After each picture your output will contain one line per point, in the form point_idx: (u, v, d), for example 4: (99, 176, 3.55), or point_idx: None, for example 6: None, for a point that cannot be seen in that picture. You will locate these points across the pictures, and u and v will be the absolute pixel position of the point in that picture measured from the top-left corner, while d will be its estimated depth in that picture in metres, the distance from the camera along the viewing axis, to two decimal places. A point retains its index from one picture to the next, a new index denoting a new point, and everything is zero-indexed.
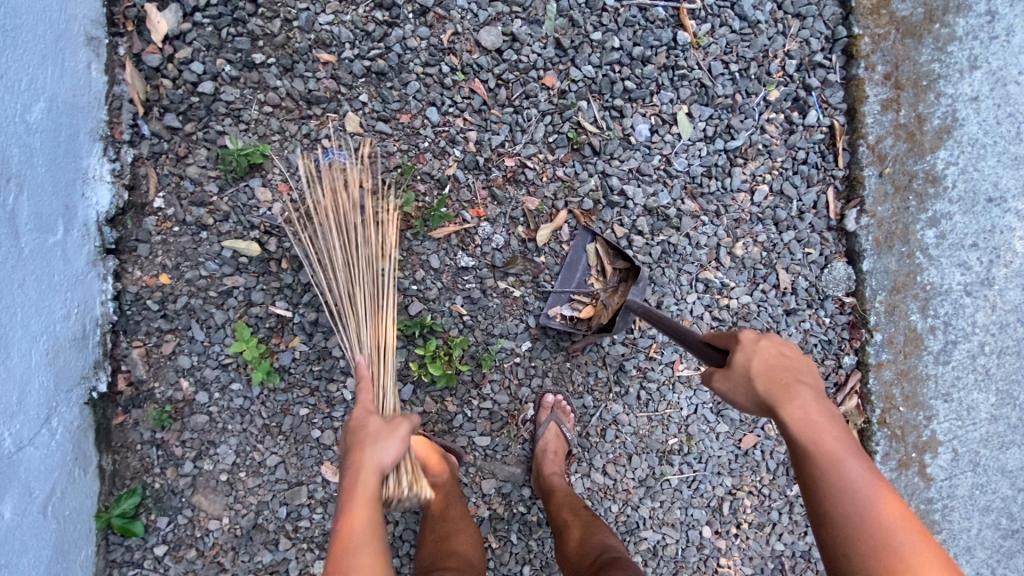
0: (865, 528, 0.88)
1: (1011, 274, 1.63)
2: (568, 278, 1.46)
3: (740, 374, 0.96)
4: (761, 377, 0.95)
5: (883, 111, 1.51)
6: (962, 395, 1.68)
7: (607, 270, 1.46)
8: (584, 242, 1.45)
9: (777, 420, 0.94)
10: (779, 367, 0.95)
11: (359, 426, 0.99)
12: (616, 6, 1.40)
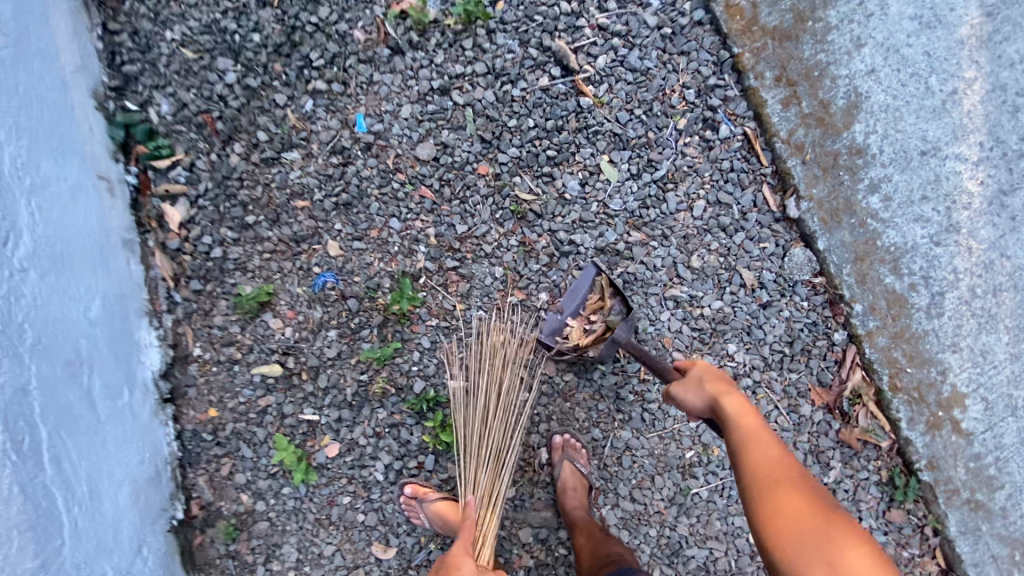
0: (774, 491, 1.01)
1: (977, 212, 1.65)
2: (569, 302, 1.61)
3: (692, 381, 1.23)
4: (707, 383, 1.22)
5: (786, 108, 1.65)
6: (971, 342, 1.67)
7: (605, 302, 1.59)
8: (589, 274, 1.60)
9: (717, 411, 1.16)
10: (721, 381, 1.22)
11: (456, 562, 1.27)
12: (522, 94, 1.64)
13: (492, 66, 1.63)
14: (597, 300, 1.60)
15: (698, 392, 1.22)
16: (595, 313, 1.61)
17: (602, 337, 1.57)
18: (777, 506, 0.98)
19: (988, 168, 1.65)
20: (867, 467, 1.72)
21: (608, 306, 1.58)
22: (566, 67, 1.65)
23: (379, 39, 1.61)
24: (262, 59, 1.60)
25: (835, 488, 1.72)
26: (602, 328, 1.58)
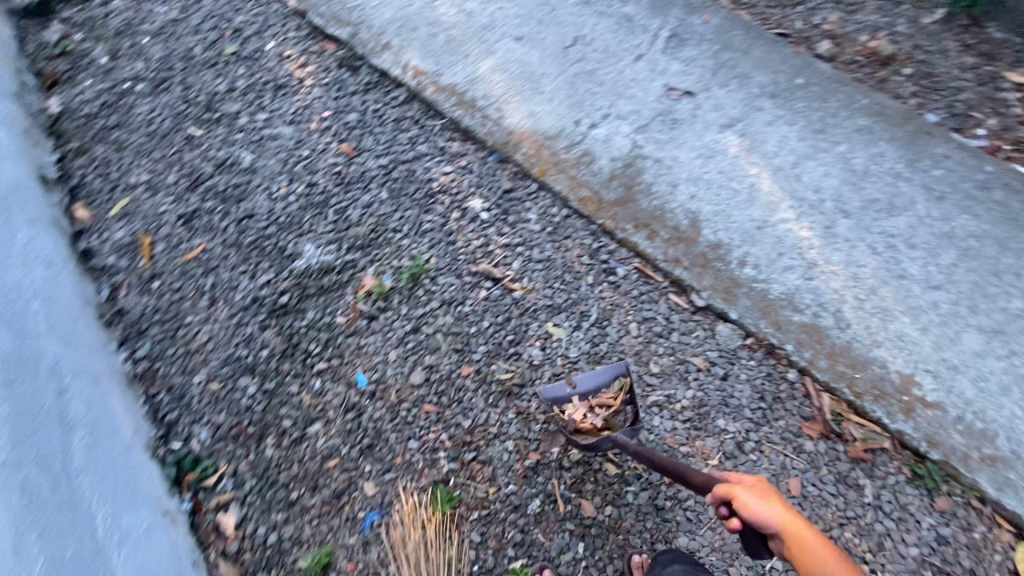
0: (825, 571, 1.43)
1: (820, 247, 2.20)
2: (586, 384, 1.92)
3: (759, 502, 1.46)
4: (772, 504, 1.47)
5: (652, 240, 2.25)
6: (885, 333, 2.05)
7: (613, 403, 1.90)
8: (615, 370, 1.91)
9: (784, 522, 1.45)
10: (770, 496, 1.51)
11: None
12: (471, 308, 2.14)
13: (442, 299, 2.15)
14: (608, 397, 1.90)
15: (768, 513, 1.45)
16: (601, 406, 1.89)
17: (599, 431, 1.86)
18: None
19: (807, 218, 2.26)
20: (890, 471, 1.91)
21: (618, 408, 1.88)
22: (495, 278, 2.20)
23: (355, 315, 2.12)
24: (273, 365, 2.03)
25: (879, 504, 1.87)
26: (601, 424, 1.87)
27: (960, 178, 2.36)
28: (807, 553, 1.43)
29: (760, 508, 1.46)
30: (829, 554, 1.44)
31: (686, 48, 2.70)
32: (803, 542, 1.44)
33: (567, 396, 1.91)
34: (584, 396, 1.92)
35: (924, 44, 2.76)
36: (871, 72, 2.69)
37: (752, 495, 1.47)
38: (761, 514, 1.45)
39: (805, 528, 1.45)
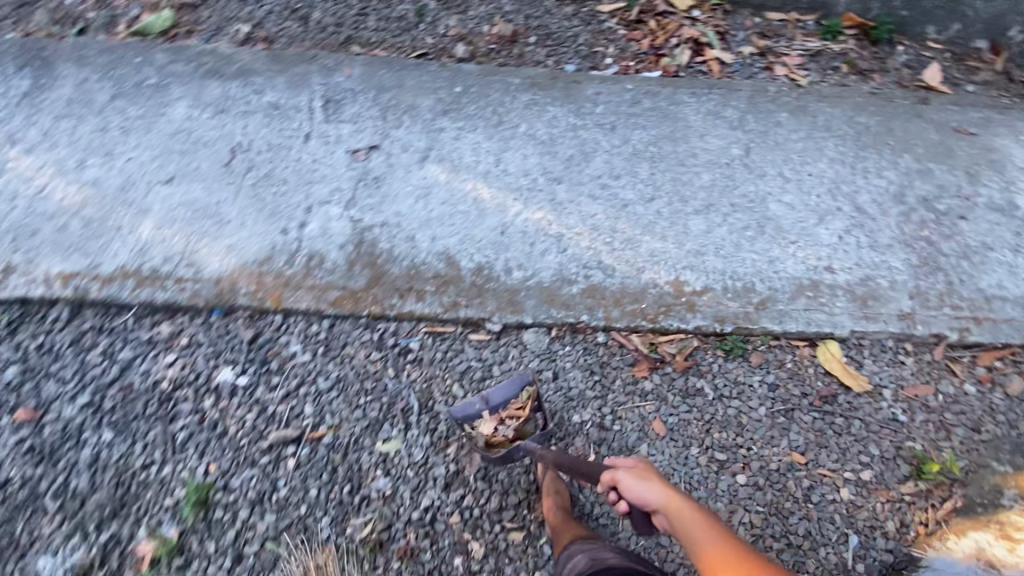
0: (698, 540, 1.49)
1: (557, 220, 2.38)
2: (495, 396, 1.95)
3: (637, 483, 1.58)
4: (648, 483, 1.58)
5: (423, 298, 2.15)
6: (641, 259, 2.30)
7: (524, 412, 1.96)
8: (522, 382, 1.97)
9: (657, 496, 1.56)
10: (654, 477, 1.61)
11: None
12: (288, 486, 1.82)
13: (251, 500, 1.79)
14: (518, 407, 1.96)
15: (643, 493, 1.57)
16: (512, 417, 1.94)
17: (510, 441, 1.91)
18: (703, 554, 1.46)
19: (534, 201, 2.43)
20: (711, 361, 2.14)
21: (527, 415, 1.95)
22: (294, 437, 1.89)
23: None
24: None
25: (720, 393, 2.08)
26: (513, 434, 1.92)
27: (615, 109, 2.73)
28: (684, 526, 1.51)
29: (637, 488, 1.58)
30: (706, 526, 1.50)
31: (346, 106, 2.64)
32: (679, 517, 1.52)
33: (478, 412, 1.93)
34: (494, 409, 1.95)
35: (530, 13, 3.11)
36: (508, 54, 2.96)
37: (629, 478, 1.60)
38: (638, 491, 1.57)
39: (679, 504, 1.53)
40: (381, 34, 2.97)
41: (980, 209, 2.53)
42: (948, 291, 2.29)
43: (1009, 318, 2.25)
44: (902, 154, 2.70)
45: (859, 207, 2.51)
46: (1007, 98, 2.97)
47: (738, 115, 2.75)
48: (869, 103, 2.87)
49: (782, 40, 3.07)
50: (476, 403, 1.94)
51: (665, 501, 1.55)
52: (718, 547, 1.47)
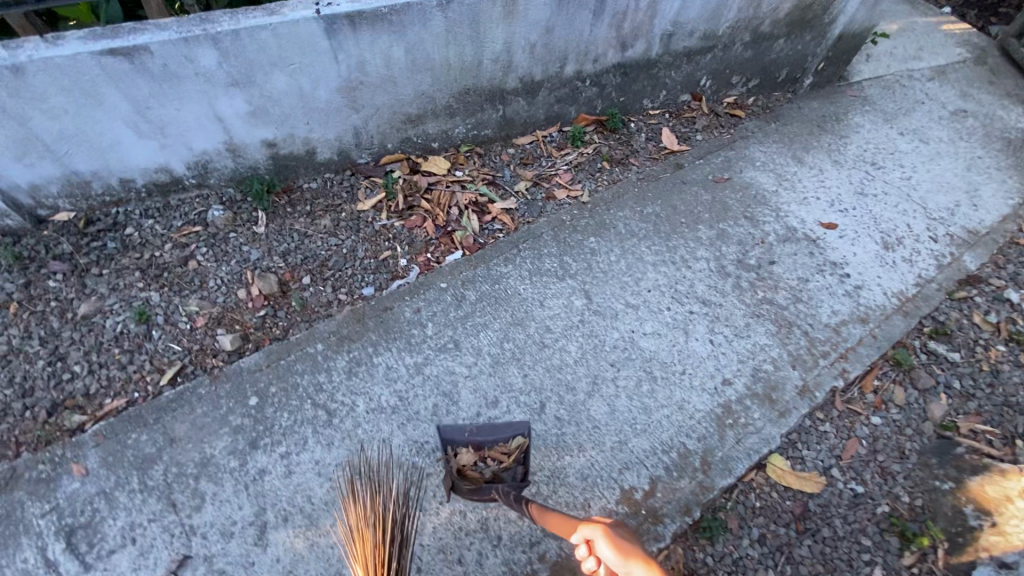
0: None
1: (467, 506, 1.92)
2: (484, 435, 1.97)
3: (615, 552, 1.25)
4: (632, 560, 1.22)
5: None
6: (577, 491, 1.99)
7: (507, 459, 1.93)
8: (518, 429, 1.97)
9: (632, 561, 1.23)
10: (635, 542, 1.28)
11: None
12: None
13: None
14: (505, 452, 1.96)
15: (625, 569, 1.22)
16: (495, 459, 1.93)
17: (482, 480, 1.88)
18: None
19: (430, 495, 1.95)
20: (703, 558, 1.93)
21: (510, 462, 1.92)
22: None
23: None
24: None
25: None
26: (488, 474, 1.89)
27: (446, 317, 2.41)
28: None
29: (612, 553, 1.26)
30: None
31: (107, 522, 1.81)
32: None
33: (464, 439, 1.96)
34: (479, 447, 1.96)
35: (286, 247, 2.59)
36: (290, 312, 2.40)
37: (609, 541, 1.26)
38: (613, 558, 1.25)
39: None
40: (102, 375, 2.14)
41: (776, 247, 2.83)
42: (811, 342, 2.47)
43: (859, 338, 2.50)
44: (697, 226, 2.88)
45: (704, 298, 2.57)
46: (725, 132, 3.42)
47: (557, 261, 2.65)
48: (644, 189, 3.03)
49: (543, 161, 3.10)
50: (465, 435, 1.96)
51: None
52: None
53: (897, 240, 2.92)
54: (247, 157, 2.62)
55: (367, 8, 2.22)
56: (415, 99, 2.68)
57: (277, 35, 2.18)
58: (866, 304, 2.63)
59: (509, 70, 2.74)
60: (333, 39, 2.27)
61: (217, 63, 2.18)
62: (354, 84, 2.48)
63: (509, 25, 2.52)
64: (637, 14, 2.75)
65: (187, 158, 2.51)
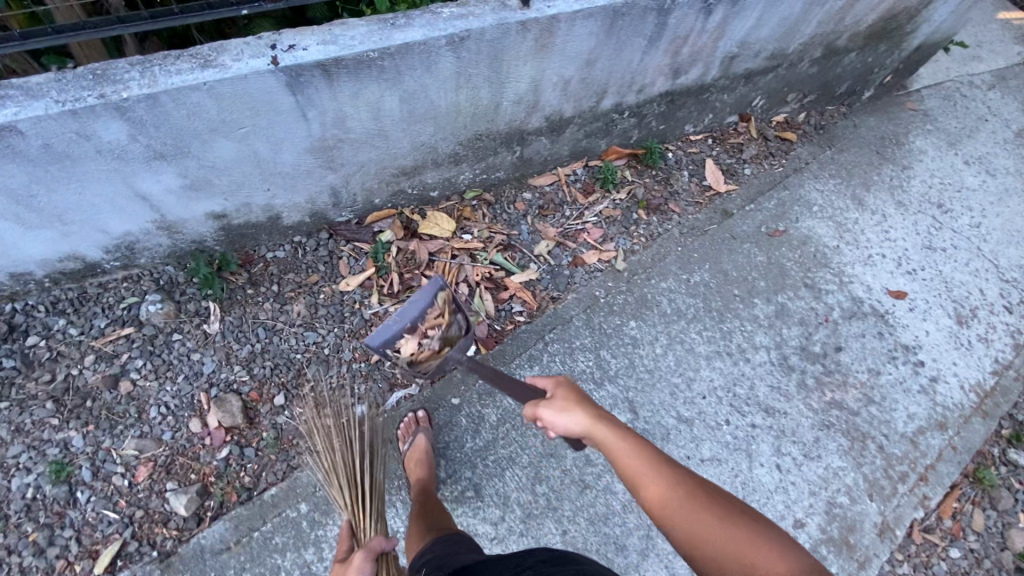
0: (637, 479, 1.19)
1: None
2: (410, 315, 2.02)
3: (558, 415, 1.36)
4: (573, 414, 1.34)
5: None
6: None
7: (442, 317, 2.06)
8: (432, 286, 2.05)
9: (580, 421, 1.33)
10: (579, 398, 1.38)
11: None
12: None
13: None
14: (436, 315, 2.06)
15: (572, 422, 1.34)
16: (433, 328, 2.06)
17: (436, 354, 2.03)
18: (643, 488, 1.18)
19: None
20: None
21: (447, 318, 2.05)
22: None
23: None
24: None
25: None
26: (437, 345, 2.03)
27: (463, 452, 1.93)
28: (613, 455, 1.25)
29: (559, 419, 1.36)
30: (652, 464, 1.20)
31: None
32: (606, 447, 1.27)
33: (394, 331, 2.02)
34: (413, 327, 2.04)
35: (250, 350, 2.02)
36: (261, 449, 1.88)
37: (548, 407, 1.38)
38: (563, 423, 1.35)
39: (611, 432, 1.27)
40: (15, 566, 1.64)
41: (842, 326, 2.41)
42: (888, 459, 2.12)
43: (939, 452, 2.17)
44: (752, 300, 2.42)
45: (767, 406, 2.17)
46: (776, 164, 2.87)
47: (592, 359, 2.17)
48: (688, 248, 2.51)
49: (567, 210, 2.52)
50: (392, 323, 2.01)
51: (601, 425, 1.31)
52: (658, 488, 1.16)
53: (972, 312, 2.54)
54: (188, 232, 1.97)
55: (347, 53, 1.54)
56: (411, 150, 2.04)
57: (216, 96, 1.49)
58: (943, 404, 2.28)
59: (533, 110, 2.10)
60: (299, 94, 1.59)
61: (128, 136, 1.49)
62: (330, 143, 1.82)
63: (540, 60, 1.86)
64: (700, 37, 2.10)
65: (103, 242, 1.85)
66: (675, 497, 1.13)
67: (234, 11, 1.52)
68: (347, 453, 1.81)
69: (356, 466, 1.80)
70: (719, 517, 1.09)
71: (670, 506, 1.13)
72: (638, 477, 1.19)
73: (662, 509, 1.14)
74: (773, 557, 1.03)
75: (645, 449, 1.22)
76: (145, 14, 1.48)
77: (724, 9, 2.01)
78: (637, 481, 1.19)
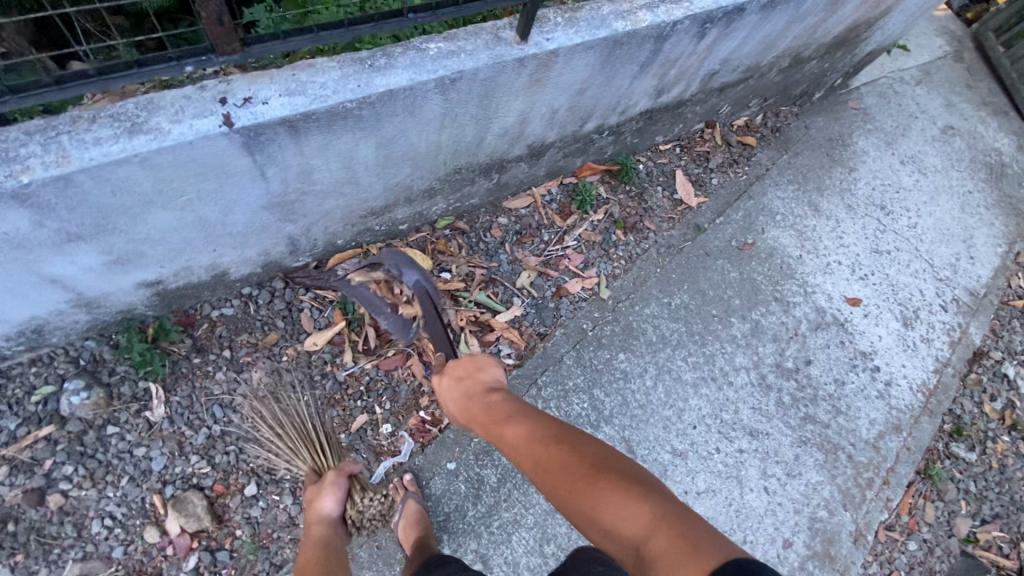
0: (507, 440, 1.38)
1: None
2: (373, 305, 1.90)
3: (448, 389, 1.61)
4: (459, 390, 1.58)
5: None
6: None
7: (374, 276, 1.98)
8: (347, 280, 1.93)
9: (469, 397, 1.55)
10: (468, 376, 1.60)
11: None
12: None
13: None
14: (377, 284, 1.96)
15: (461, 397, 1.57)
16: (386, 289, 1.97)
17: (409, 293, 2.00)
18: (513, 448, 1.36)
19: None
20: None
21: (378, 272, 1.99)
22: None
23: None
24: None
25: None
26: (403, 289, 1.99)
27: (466, 522, 1.83)
28: (488, 420, 1.46)
29: (451, 394, 1.60)
30: (517, 423, 1.39)
31: None
32: (482, 414, 1.49)
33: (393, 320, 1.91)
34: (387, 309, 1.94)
35: (209, 434, 1.74)
36: (237, 550, 1.65)
37: (442, 384, 1.65)
38: (454, 399, 1.58)
39: (490, 403, 1.49)
40: None
41: (809, 339, 2.50)
42: (857, 468, 2.28)
43: (896, 454, 2.36)
44: (729, 319, 2.42)
45: (751, 429, 2.22)
46: (740, 172, 2.84)
47: (586, 401, 2.12)
48: (666, 269, 2.44)
49: (545, 235, 2.36)
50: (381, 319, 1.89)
51: (488, 401, 1.51)
52: (522, 445, 1.34)
53: (914, 314, 2.74)
54: (112, 305, 1.63)
55: (319, 106, 1.25)
56: (383, 192, 1.78)
57: (150, 167, 1.17)
58: (896, 407, 2.47)
59: (517, 140, 1.90)
60: (258, 154, 1.29)
61: (31, 223, 1.16)
62: (292, 197, 1.53)
63: (531, 94, 1.66)
64: (688, 58, 1.98)
65: (1, 332, 1.49)
66: (536, 452, 1.29)
67: (178, 70, 1.07)
68: (302, 416, 1.81)
69: (304, 416, 1.81)
70: (578, 471, 1.19)
71: (536, 465, 1.27)
72: (507, 438, 1.39)
73: (525, 461, 1.31)
74: (619, 498, 1.10)
75: (516, 413, 1.42)
76: (49, 81, 1.02)
77: (716, 32, 1.89)
78: (511, 443, 1.37)
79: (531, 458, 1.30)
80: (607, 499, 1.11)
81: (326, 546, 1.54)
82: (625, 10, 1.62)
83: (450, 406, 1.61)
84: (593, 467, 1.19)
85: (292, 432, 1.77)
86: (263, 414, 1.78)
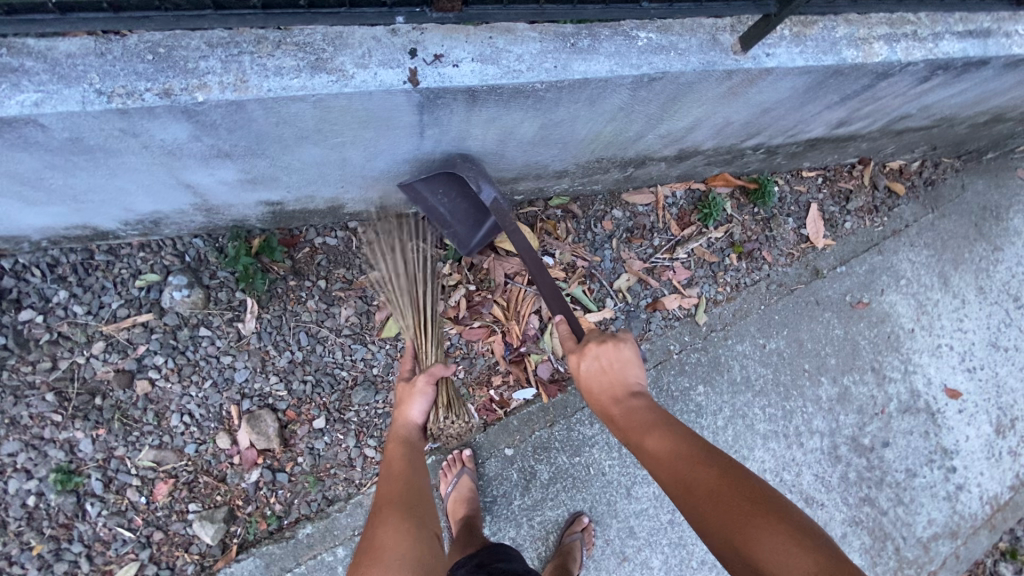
0: (659, 450, 1.20)
1: None
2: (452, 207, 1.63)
3: (587, 361, 1.37)
4: (600, 371, 1.36)
5: None
6: None
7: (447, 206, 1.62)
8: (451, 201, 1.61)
9: (613, 384, 1.36)
10: (614, 360, 1.36)
11: None
12: None
13: None
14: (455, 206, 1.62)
15: (603, 377, 1.36)
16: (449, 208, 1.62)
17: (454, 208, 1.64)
18: (667, 463, 1.18)
19: None
20: None
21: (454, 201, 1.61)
22: None
23: None
24: None
25: None
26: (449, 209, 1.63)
27: (510, 509, 1.85)
28: (637, 423, 1.28)
29: (590, 372, 1.37)
30: (674, 435, 1.22)
31: None
32: (628, 413, 1.30)
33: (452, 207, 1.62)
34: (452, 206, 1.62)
35: (289, 360, 1.73)
36: (296, 477, 1.69)
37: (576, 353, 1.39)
38: (592, 377, 1.36)
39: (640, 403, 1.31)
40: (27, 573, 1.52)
41: (894, 420, 2.34)
42: (899, 563, 2.22)
43: (943, 559, 2.27)
44: (820, 379, 2.28)
45: (808, 496, 2.17)
46: (878, 223, 2.54)
47: None
48: (771, 309, 2.28)
49: (657, 239, 2.21)
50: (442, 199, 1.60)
51: (627, 401, 1.33)
52: (682, 459, 1.16)
53: (1012, 421, 2.49)
54: (228, 214, 1.59)
55: (509, 82, 1.12)
56: (520, 167, 1.65)
57: (322, 108, 1.08)
58: (960, 512, 2.34)
59: (674, 143, 1.72)
60: (427, 114, 1.17)
61: (190, 137, 1.09)
62: (434, 157, 1.42)
63: (719, 104, 1.46)
64: (894, 98, 1.73)
65: (124, 217, 1.49)
66: (701, 474, 1.12)
67: (387, 19, 1.06)
68: (410, 275, 1.75)
69: (419, 276, 1.76)
70: (743, 508, 1.05)
71: (687, 490, 1.11)
72: (659, 449, 1.20)
73: (684, 483, 1.13)
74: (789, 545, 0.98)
75: (668, 421, 1.25)
76: (256, 3, 1.00)
77: (943, 79, 1.62)
78: (663, 456, 1.19)
79: (694, 482, 1.11)
80: (771, 542, 1.00)
81: (410, 449, 1.44)
82: (860, 37, 1.39)
83: (582, 385, 1.38)
84: (753, 503, 1.05)
85: (402, 303, 1.72)
86: (381, 262, 1.76)
